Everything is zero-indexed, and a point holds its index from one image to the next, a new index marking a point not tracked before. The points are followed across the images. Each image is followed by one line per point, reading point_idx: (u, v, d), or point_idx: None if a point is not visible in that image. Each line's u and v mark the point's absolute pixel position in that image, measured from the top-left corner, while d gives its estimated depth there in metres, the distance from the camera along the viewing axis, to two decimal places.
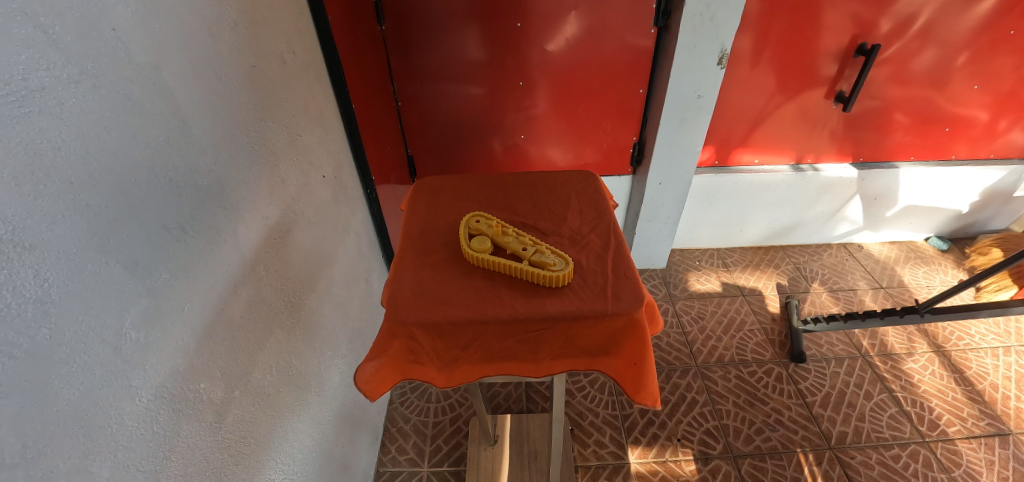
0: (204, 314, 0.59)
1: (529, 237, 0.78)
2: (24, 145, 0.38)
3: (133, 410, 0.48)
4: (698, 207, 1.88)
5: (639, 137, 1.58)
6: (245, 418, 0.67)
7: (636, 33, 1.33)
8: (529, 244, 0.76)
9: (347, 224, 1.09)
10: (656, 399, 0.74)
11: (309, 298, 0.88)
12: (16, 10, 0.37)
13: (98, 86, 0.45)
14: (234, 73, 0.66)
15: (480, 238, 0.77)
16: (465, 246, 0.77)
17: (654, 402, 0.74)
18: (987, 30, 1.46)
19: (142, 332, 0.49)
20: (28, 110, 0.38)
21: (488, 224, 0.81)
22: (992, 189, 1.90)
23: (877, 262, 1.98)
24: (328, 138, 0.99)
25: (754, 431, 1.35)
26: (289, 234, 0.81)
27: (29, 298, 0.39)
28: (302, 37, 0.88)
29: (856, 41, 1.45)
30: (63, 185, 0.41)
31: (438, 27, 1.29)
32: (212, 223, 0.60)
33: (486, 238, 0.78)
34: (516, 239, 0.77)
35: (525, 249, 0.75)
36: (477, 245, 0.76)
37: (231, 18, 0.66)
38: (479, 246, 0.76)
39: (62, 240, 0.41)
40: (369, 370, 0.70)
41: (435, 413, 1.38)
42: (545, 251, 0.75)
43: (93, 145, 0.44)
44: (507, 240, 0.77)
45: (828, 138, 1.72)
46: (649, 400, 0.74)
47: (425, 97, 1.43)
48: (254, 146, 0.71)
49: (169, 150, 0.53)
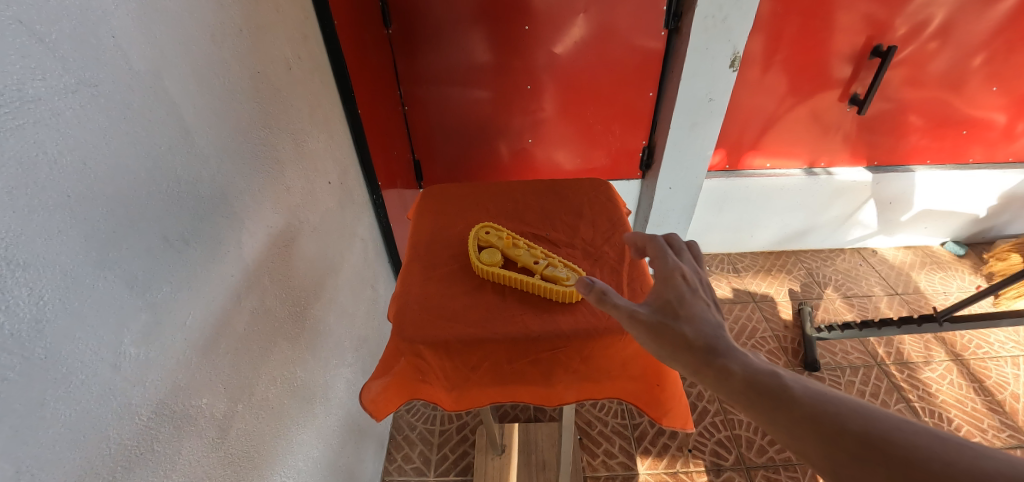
0: (206, 328, 0.57)
1: (540, 249, 0.76)
2: (19, 160, 0.37)
3: (132, 429, 0.47)
4: (708, 211, 1.85)
5: (648, 142, 1.56)
6: (248, 432, 0.66)
7: (646, 36, 1.30)
8: (539, 257, 0.74)
9: (353, 231, 1.07)
10: (686, 422, 0.71)
11: (314, 307, 0.86)
12: (10, 19, 0.36)
13: (97, 97, 0.43)
14: (238, 79, 0.65)
15: (491, 251, 0.75)
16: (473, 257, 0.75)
17: (686, 423, 0.71)
18: (1006, 30, 1.42)
19: (141, 348, 0.48)
20: (22, 122, 0.37)
21: (498, 237, 0.79)
22: (1010, 193, 1.85)
23: (892, 267, 1.94)
24: (334, 144, 0.98)
25: (767, 442, 1.32)
26: (294, 242, 0.79)
27: (23, 318, 0.37)
28: (307, 41, 0.86)
29: (871, 43, 1.42)
30: (59, 199, 0.40)
31: (445, 30, 1.28)
32: (215, 234, 0.59)
33: (496, 251, 0.76)
34: (527, 252, 0.75)
35: (538, 263, 0.73)
36: (488, 258, 0.74)
37: (235, 23, 0.64)
38: (489, 260, 0.74)
39: (57, 255, 0.40)
40: (375, 389, 0.69)
41: (442, 421, 1.35)
42: (556, 265, 0.73)
43: (91, 157, 0.42)
44: (518, 253, 0.75)
45: (841, 141, 1.69)
46: (678, 422, 0.71)
47: (432, 101, 1.42)
48: (258, 152, 0.70)
49: (171, 160, 0.52)
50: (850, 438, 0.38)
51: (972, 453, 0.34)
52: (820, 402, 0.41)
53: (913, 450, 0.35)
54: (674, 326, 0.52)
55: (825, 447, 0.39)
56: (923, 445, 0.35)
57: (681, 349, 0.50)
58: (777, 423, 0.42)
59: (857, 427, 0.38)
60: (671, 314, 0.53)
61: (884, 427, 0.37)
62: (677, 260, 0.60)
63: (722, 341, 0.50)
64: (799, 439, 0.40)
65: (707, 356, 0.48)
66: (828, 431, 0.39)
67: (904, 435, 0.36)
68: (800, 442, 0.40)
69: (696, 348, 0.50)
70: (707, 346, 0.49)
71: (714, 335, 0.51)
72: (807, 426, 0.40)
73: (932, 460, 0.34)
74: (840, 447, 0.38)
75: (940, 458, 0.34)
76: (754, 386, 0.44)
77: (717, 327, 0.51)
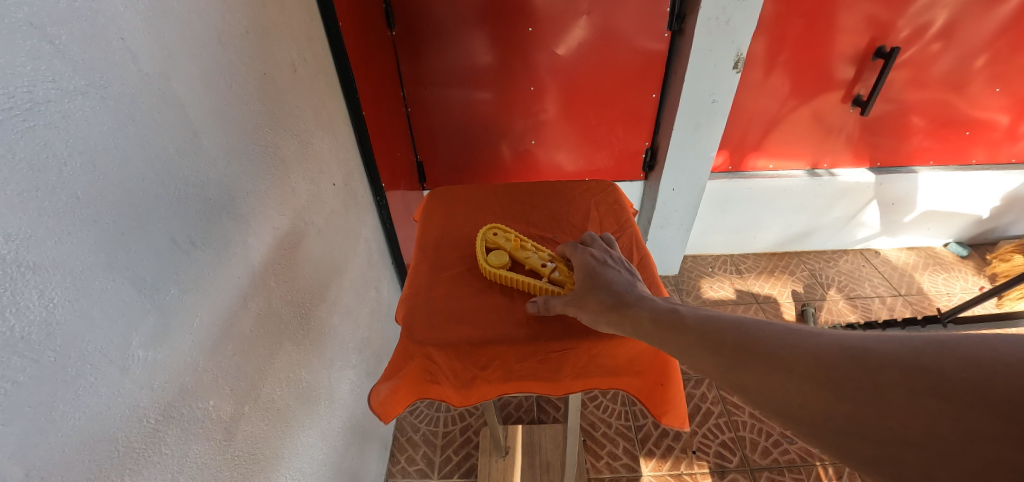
0: (213, 330, 0.57)
1: (548, 252, 0.76)
2: (29, 162, 0.37)
3: (140, 432, 0.47)
4: (710, 213, 1.85)
5: (651, 143, 1.55)
6: (255, 435, 0.65)
7: (649, 37, 1.30)
8: (546, 260, 0.75)
9: (357, 232, 1.07)
10: (684, 422, 0.71)
11: (319, 309, 0.86)
12: (21, 20, 0.36)
13: (106, 99, 0.43)
14: (244, 80, 0.65)
15: (498, 253, 0.76)
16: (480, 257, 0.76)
17: (684, 423, 0.70)
18: (1010, 31, 1.41)
19: (150, 350, 0.48)
20: (32, 124, 0.37)
21: (506, 238, 0.79)
22: (1014, 194, 1.85)
23: (895, 268, 1.94)
24: (339, 146, 0.98)
25: (771, 444, 1.32)
26: (300, 244, 0.79)
27: (32, 320, 0.37)
28: (312, 43, 0.86)
29: (874, 44, 1.42)
30: (69, 201, 0.40)
31: (448, 31, 1.28)
32: (222, 236, 0.59)
33: (504, 253, 0.76)
34: (535, 254, 0.76)
35: (546, 265, 0.74)
36: (495, 260, 0.74)
37: (242, 25, 0.64)
38: (497, 262, 0.74)
39: (68, 257, 0.40)
40: (384, 391, 0.67)
41: (445, 423, 1.35)
42: (563, 269, 0.73)
43: (101, 159, 0.42)
44: (526, 255, 0.76)
45: (844, 142, 1.69)
46: (677, 422, 0.70)
47: (436, 102, 1.42)
48: (264, 155, 0.70)
49: (179, 162, 0.52)
50: (727, 346, 0.47)
51: (809, 335, 0.42)
52: (704, 323, 0.51)
53: (770, 344, 0.44)
54: (593, 295, 0.63)
55: (713, 359, 0.47)
56: (776, 339, 0.44)
57: (600, 310, 0.61)
58: (677, 349, 0.51)
59: (733, 337, 0.47)
60: (590, 285, 0.64)
61: (750, 331, 0.46)
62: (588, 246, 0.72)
63: (631, 295, 0.60)
64: (695, 357, 0.49)
65: (621, 310, 0.59)
66: (711, 344, 0.48)
67: (764, 334, 0.45)
68: (697, 361, 0.49)
69: (610, 307, 0.60)
70: (619, 303, 0.60)
71: (625, 290, 0.61)
72: (698, 346, 0.49)
73: (782, 348, 0.43)
74: (724, 356, 0.46)
75: (786, 344, 0.43)
76: (658, 324, 0.54)
77: (625, 286, 0.62)
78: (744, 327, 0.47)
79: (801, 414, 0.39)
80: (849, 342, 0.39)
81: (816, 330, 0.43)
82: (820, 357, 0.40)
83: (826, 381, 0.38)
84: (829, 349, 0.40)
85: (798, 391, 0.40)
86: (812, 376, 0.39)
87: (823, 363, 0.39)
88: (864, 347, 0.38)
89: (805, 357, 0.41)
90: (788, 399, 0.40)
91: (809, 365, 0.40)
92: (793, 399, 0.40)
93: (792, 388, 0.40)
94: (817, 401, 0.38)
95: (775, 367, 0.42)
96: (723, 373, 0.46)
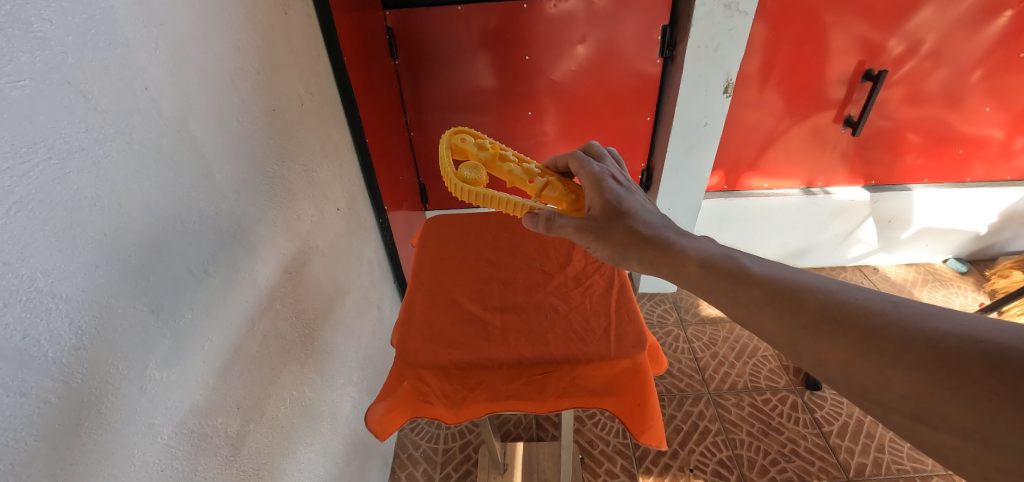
0: (223, 352, 0.61)
1: (532, 166, 0.83)
2: (65, 205, 0.41)
3: (155, 448, 0.51)
4: (708, 230, 1.88)
5: (647, 165, 1.60)
6: (258, 451, 0.69)
7: (643, 61, 1.35)
8: (534, 174, 0.82)
9: (360, 253, 1.11)
10: (660, 440, 0.75)
11: (321, 329, 0.90)
12: (59, 80, 0.41)
13: (131, 143, 0.48)
14: (255, 117, 0.70)
15: (472, 167, 0.79)
16: (458, 182, 0.79)
17: (661, 441, 0.74)
18: (998, 50, 1.45)
19: (164, 370, 0.51)
20: (66, 171, 0.42)
21: (481, 152, 0.84)
22: (1010, 211, 1.86)
23: (893, 285, 1.95)
24: (343, 172, 1.03)
25: (769, 462, 1.33)
26: (305, 267, 0.84)
27: (64, 346, 0.41)
28: (319, 77, 0.92)
29: (863, 67, 1.47)
30: (96, 237, 0.44)
31: (450, 58, 1.34)
32: (233, 263, 0.63)
33: (478, 167, 0.80)
34: (520, 169, 0.82)
35: (532, 181, 0.81)
36: (472, 177, 0.79)
37: (253, 67, 0.70)
38: (473, 178, 0.79)
39: (93, 289, 0.44)
40: (379, 411, 0.71)
41: (445, 440, 1.38)
42: (555, 183, 0.81)
43: (124, 199, 0.47)
44: (508, 170, 0.82)
45: (838, 160, 1.71)
46: (654, 440, 0.74)
47: (437, 126, 1.48)
48: (272, 185, 0.74)
49: (195, 197, 0.56)
50: (808, 311, 0.49)
51: (921, 315, 0.43)
52: (774, 279, 0.53)
53: (876, 322, 0.44)
54: (619, 226, 0.66)
55: (787, 325, 0.49)
56: (879, 313, 0.45)
57: (632, 245, 0.65)
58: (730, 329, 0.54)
59: (815, 301, 0.49)
60: (617, 215, 0.68)
61: (841, 301, 0.47)
62: (601, 166, 0.76)
63: (671, 236, 0.64)
64: (760, 314, 0.52)
65: (663, 249, 0.63)
66: (791, 301, 0.50)
67: (859, 306, 0.46)
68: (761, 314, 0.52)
69: (649, 246, 0.64)
70: (652, 239, 0.64)
71: (656, 225, 0.66)
72: (767, 302, 0.52)
73: (889, 326, 0.44)
74: (802, 323, 0.48)
75: (893, 322, 0.44)
76: (710, 270, 0.58)
77: (651, 215, 0.68)
78: (829, 290, 0.49)
79: (901, 403, 0.42)
80: (980, 336, 0.39)
81: (924, 308, 0.44)
82: (939, 348, 0.40)
83: (945, 378, 0.39)
84: (953, 338, 0.40)
85: (901, 380, 0.41)
86: (927, 370, 0.40)
87: (945, 361, 0.40)
88: (1000, 345, 0.38)
89: (920, 345, 0.41)
90: (888, 388, 0.42)
91: (923, 356, 0.41)
92: (894, 388, 0.42)
93: (895, 377, 0.42)
94: (930, 396, 0.40)
95: (876, 349, 0.43)
96: (795, 339, 0.49)
